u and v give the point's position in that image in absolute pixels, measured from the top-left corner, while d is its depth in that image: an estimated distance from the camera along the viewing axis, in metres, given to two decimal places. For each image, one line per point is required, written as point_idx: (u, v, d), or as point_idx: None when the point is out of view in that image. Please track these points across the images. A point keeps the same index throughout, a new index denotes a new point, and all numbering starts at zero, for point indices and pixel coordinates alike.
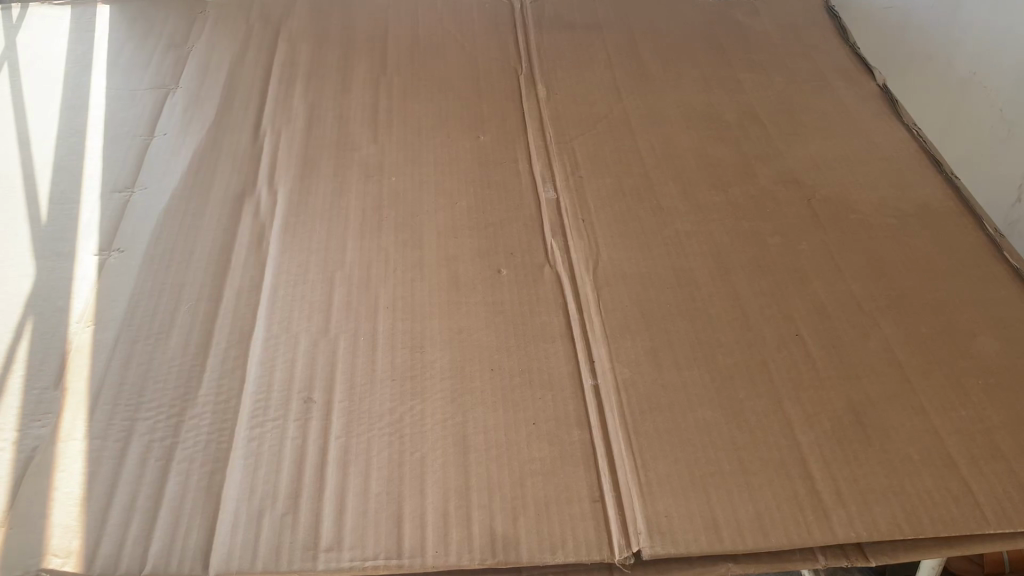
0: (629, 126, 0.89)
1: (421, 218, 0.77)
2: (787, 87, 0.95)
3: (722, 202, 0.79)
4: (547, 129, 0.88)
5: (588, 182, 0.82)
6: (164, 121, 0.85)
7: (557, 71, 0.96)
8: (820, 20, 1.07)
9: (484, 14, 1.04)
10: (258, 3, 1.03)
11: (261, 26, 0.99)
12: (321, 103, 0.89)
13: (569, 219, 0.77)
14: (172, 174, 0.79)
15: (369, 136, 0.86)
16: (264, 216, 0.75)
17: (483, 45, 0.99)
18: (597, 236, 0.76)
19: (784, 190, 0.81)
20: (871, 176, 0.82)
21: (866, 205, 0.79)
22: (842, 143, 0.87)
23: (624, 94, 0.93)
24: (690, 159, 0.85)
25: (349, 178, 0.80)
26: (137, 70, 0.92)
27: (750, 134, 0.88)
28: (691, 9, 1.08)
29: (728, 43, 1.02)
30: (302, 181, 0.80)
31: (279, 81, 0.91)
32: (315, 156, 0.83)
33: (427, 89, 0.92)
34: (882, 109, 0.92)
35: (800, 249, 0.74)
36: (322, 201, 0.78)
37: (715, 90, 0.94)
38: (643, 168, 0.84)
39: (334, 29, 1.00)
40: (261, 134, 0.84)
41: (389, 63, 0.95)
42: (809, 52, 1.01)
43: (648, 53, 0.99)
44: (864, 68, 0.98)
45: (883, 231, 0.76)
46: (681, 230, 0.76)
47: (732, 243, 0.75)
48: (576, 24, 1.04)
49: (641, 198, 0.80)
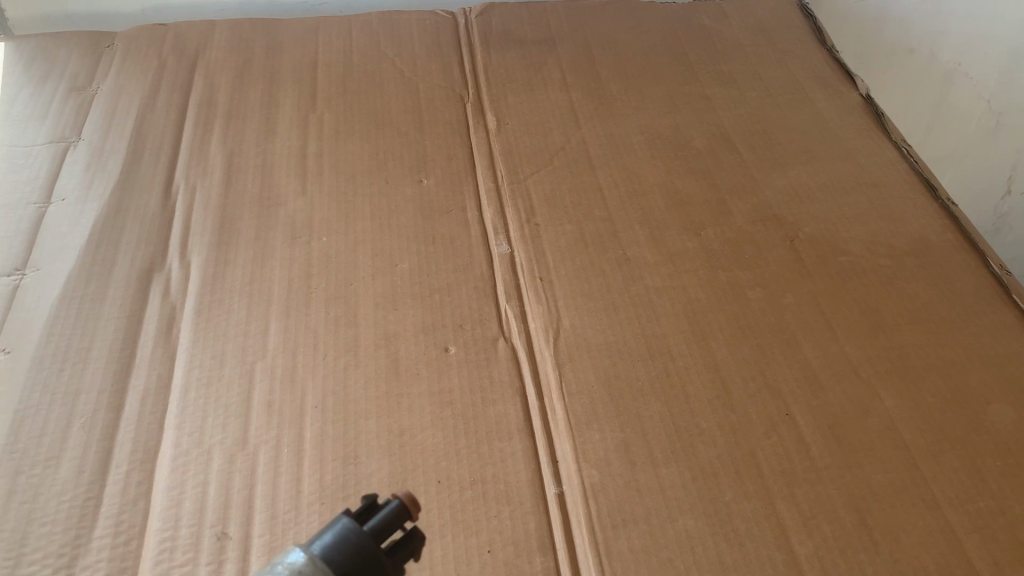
0: (589, 160, 0.80)
1: (355, 287, 0.67)
2: (761, 102, 0.86)
3: (696, 249, 0.70)
4: (498, 168, 0.79)
5: (545, 232, 0.73)
6: (63, 183, 0.75)
7: (508, 96, 0.86)
8: (793, 20, 0.97)
9: (424, 32, 0.94)
10: (172, 33, 0.92)
11: (175, 59, 0.89)
12: (242, 149, 0.79)
13: (526, 280, 0.68)
14: (70, 249, 0.69)
15: (296, 187, 0.76)
16: (175, 297, 0.66)
17: (424, 68, 0.89)
18: (557, 299, 0.67)
19: (764, 230, 0.72)
20: (861, 208, 0.74)
21: (856, 244, 0.70)
22: (826, 169, 0.78)
23: (582, 120, 0.84)
24: (659, 198, 0.76)
25: (273, 242, 0.71)
26: (33, 120, 0.81)
27: (724, 163, 0.79)
28: (652, 16, 0.98)
29: (695, 54, 0.92)
30: (219, 248, 0.70)
31: (194, 126, 0.81)
32: (235, 216, 0.73)
33: (362, 125, 0.83)
34: (866, 124, 0.83)
35: (786, 303, 0.66)
36: (242, 273, 0.68)
37: (682, 111, 0.85)
38: (606, 211, 0.75)
39: (257, 58, 0.90)
40: (172, 192, 0.75)
41: (319, 96, 0.85)
42: (784, 58, 0.92)
43: (607, 70, 0.90)
44: (844, 74, 0.90)
45: (876, 275, 0.68)
46: (651, 286, 0.67)
47: (710, 300, 0.66)
48: (526, 38, 0.94)
49: (605, 249, 0.71)
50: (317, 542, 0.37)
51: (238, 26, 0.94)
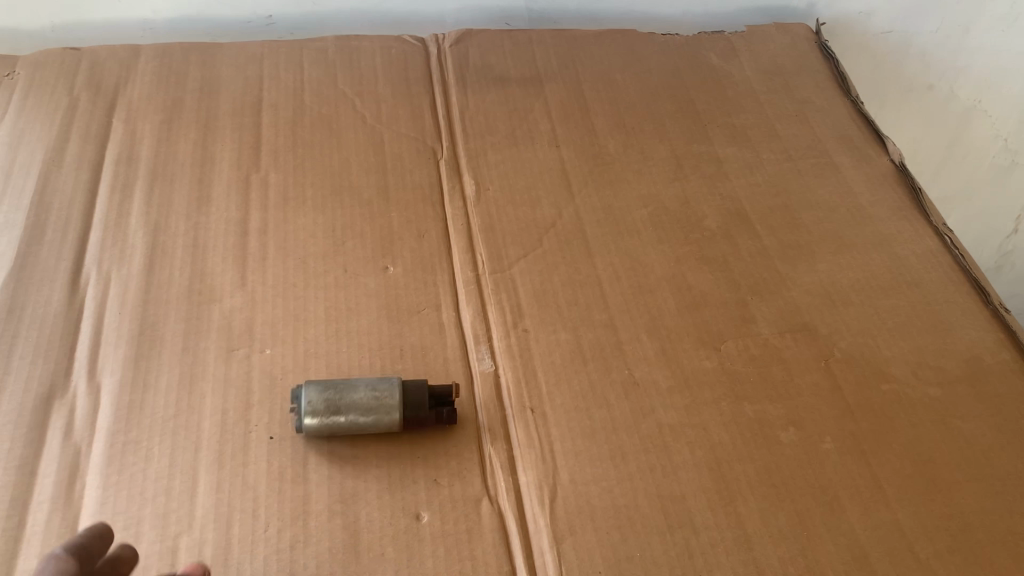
0: (584, 240, 0.67)
1: None
2: (781, 168, 0.75)
3: (715, 370, 0.59)
4: (479, 250, 0.66)
5: (535, 340, 0.61)
6: None
7: (488, 152, 0.74)
8: (811, 62, 0.86)
9: (389, 66, 0.80)
10: (87, 60, 0.78)
11: (89, 97, 0.74)
12: (170, 223, 0.66)
13: (514, 411, 0.57)
14: None
15: (234, 276, 0.63)
16: (80, 436, 0.53)
17: (389, 113, 0.76)
18: (552, 440, 0.55)
19: (793, 346, 0.61)
20: (902, 316, 0.63)
21: (900, 367, 0.60)
22: (859, 260, 0.67)
23: (575, 187, 0.72)
24: (669, 295, 0.64)
25: (205, 356, 0.58)
26: None
27: (743, 251, 0.68)
28: (653, 51, 0.85)
29: (703, 102, 0.80)
30: (137, 366, 0.57)
31: (111, 191, 0.67)
32: (157, 317, 0.60)
33: (315, 190, 0.69)
34: (901, 200, 0.73)
35: (825, 451, 0.55)
36: (164, 400, 0.55)
37: (690, 178, 0.73)
38: (607, 312, 0.63)
39: (189, 97, 0.75)
40: (81, 285, 0.61)
41: (264, 149, 0.72)
42: (803, 111, 0.80)
43: (603, 120, 0.78)
44: (872, 135, 0.79)
45: (927, 411, 0.57)
46: (665, 422, 0.56)
47: (736, 446, 0.55)
48: (509, 77, 0.81)
49: (608, 366, 0.59)
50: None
51: (167, 52, 0.79)
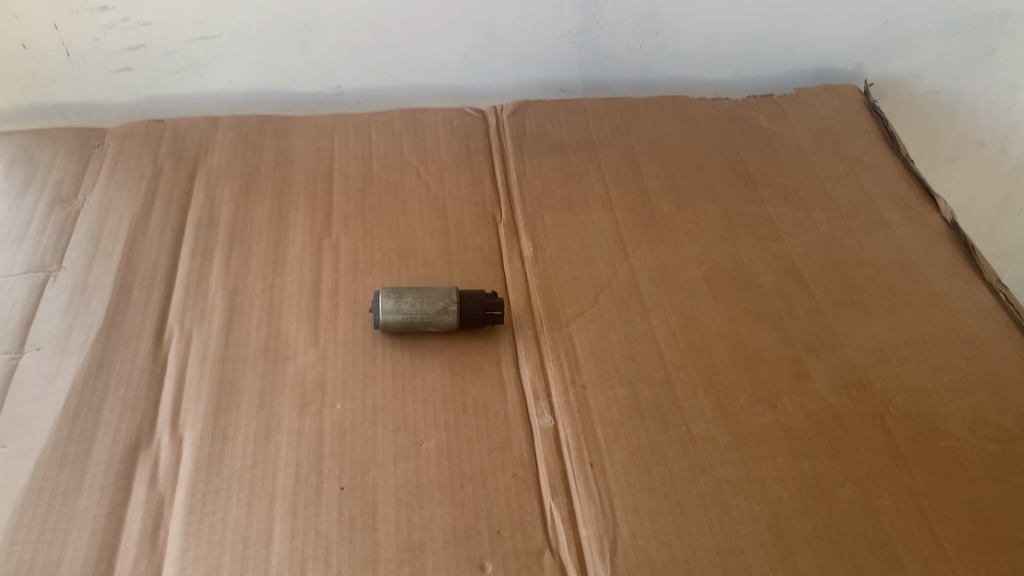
0: (639, 299, 0.70)
1: (375, 474, 0.57)
2: (833, 227, 0.76)
3: (772, 426, 0.60)
4: (538, 309, 0.69)
5: (593, 396, 0.62)
6: (41, 327, 0.65)
7: (545, 215, 0.77)
8: (861, 123, 0.88)
9: (451, 135, 0.85)
10: (170, 131, 0.83)
11: (172, 165, 0.80)
12: (248, 283, 0.70)
13: (574, 464, 0.58)
14: (43, 415, 0.60)
15: (307, 334, 0.66)
16: (164, 484, 0.57)
17: (451, 179, 0.80)
18: (611, 494, 0.56)
19: (849, 402, 0.62)
20: (957, 373, 0.64)
21: (957, 424, 0.60)
22: (912, 318, 0.68)
23: (630, 246, 0.74)
24: (724, 352, 0.66)
25: (280, 409, 0.61)
26: (9, 243, 0.72)
27: (797, 308, 0.69)
28: (703, 115, 0.88)
29: (754, 163, 0.83)
30: (217, 419, 0.60)
31: (193, 253, 0.72)
32: (235, 373, 0.63)
33: (383, 252, 0.73)
34: (955, 258, 0.74)
35: (882, 507, 0.56)
36: (242, 450, 0.59)
37: (742, 237, 0.75)
38: (662, 370, 0.64)
39: (265, 166, 0.80)
40: (165, 341, 0.65)
41: (335, 214, 0.76)
42: (853, 170, 0.82)
43: (656, 182, 0.80)
44: (923, 193, 0.80)
45: (987, 468, 0.58)
46: (722, 477, 0.57)
47: (793, 501, 0.56)
48: (564, 143, 0.84)
49: (665, 423, 0.61)
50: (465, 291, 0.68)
51: (244, 123, 0.85)
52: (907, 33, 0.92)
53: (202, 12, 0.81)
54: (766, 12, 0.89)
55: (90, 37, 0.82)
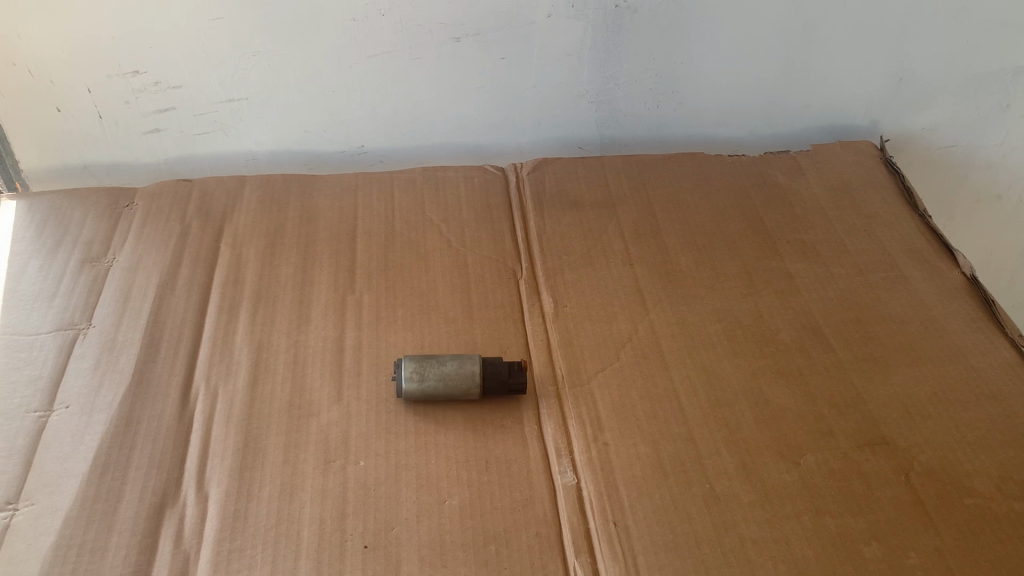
0: (660, 355, 0.70)
1: (399, 532, 0.58)
2: (852, 283, 0.77)
3: (796, 484, 0.60)
4: (559, 365, 0.69)
5: (616, 454, 0.63)
6: (69, 385, 0.67)
7: (565, 271, 0.78)
8: (877, 178, 0.89)
9: (472, 193, 0.86)
10: (198, 190, 0.85)
11: (200, 224, 0.81)
12: (273, 340, 0.71)
13: (598, 522, 0.58)
14: (71, 473, 0.60)
15: (331, 391, 0.67)
16: (189, 543, 0.57)
17: (473, 236, 0.81)
18: (635, 553, 0.56)
19: (873, 460, 0.62)
20: (982, 429, 0.64)
21: (983, 481, 0.60)
22: (934, 373, 0.68)
23: (650, 302, 0.75)
24: (746, 409, 0.66)
25: (304, 467, 0.62)
26: (40, 301, 0.73)
27: (817, 364, 0.69)
28: (721, 171, 0.90)
29: (772, 219, 0.84)
30: (242, 477, 0.61)
31: (219, 310, 0.73)
32: (260, 430, 0.64)
33: (405, 309, 0.74)
34: (975, 312, 0.74)
35: (909, 566, 0.55)
36: (266, 509, 0.59)
37: (762, 293, 0.76)
38: (684, 426, 0.64)
39: (290, 224, 0.82)
40: (191, 398, 0.66)
41: (358, 272, 0.77)
42: (871, 226, 0.83)
43: (675, 238, 0.81)
44: (942, 248, 0.81)
45: (1015, 526, 0.57)
46: (746, 536, 0.57)
47: (819, 560, 0.55)
48: (583, 199, 0.86)
49: (688, 480, 0.61)
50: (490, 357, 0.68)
51: (271, 183, 0.87)
52: (919, 89, 0.93)
53: (231, 77, 0.84)
54: (780, 70, 0.91)
55: (122, 100, 0.85)
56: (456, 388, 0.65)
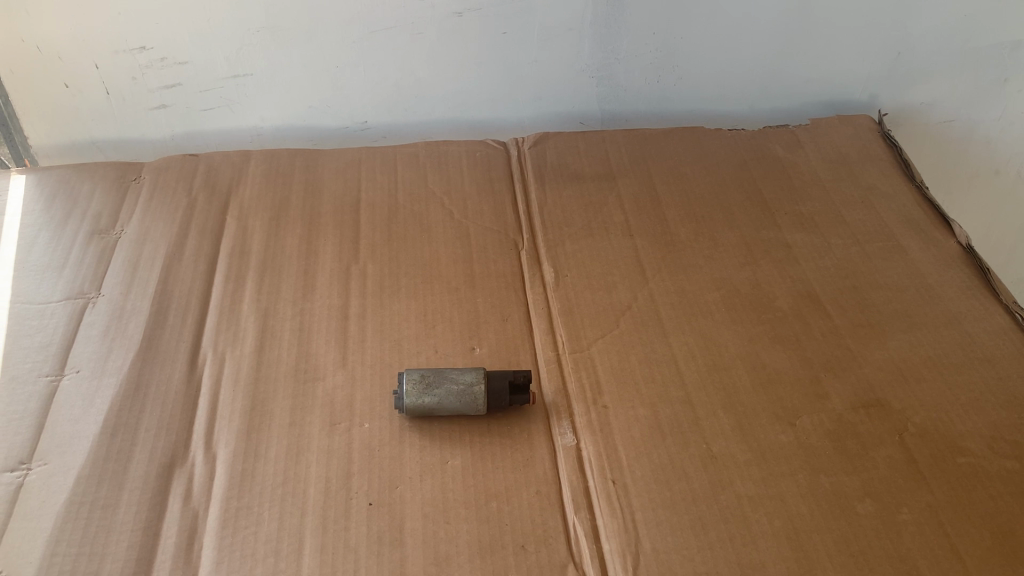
0: (659, 322, 0.71)
1: (402, 491, 0.59)
2: (849, 252, 0.78)
3: (791, 444, 0.61)
4: (559, 333, 0.71)
5: (615, 416, 0.64)
6: (79, 351, 0.68)
7: (565, 242, 0.79)
8: (876, 151, 0.90)
9: (474, 166, 0.87)
10: (204, 165, 0.86)
11: (206, 197, 0.83)
12: (279, 307, 0.72)
13: (596, 481, 0.59)
14: (82, 435, 0.62)
15: (336, 357, 0.68)
16: (198, 501, 0.58)
17: (475, 208, 0.82)
18: (633, 510, 0.57)
19: (867, 421, 0.63)
20: (975, 392, 0.65)
21: (975, 441, 0.61)
22: (929, 339, 0.69)
23: (649, 271, 0.76)
24: (744, 373, 0.67)
25: (310, 429, 0.63)
26: (51, 271, 0.75)
27: (814, 330, 0.70)
28: (720, 144, 0.91)
29: (770, 191, 0.85)
30: (249, 439, 0.62)
31: (226, 280, 0.74)
32: (267, 394, 0.65)
33: (408, 279, 0.75)
34: (971, 280, 0.75)
35: (902, 522, 0.56)
36: (273, 470, 0.60)
37: (761, 262, 0.77)
38: (683, 390, 0.66)
39: (295, 197, 0.83)
40: (199, 363, 0.68)
41: (362, 243, 0.78)
42: (869, 198, 0.84)
43: (674, 210, 0.82)
44: (939, 219, 0.81)
45: (1006, 484, 0.58)
46: (742, 494, 0.58)
47: (813, 516, 0.57)
48: (584, 172, 0.87)
49: (686, 441, 0.62)
50: (492, 400, 0.63)
51: (276, 157, 0.88)
52: (917, 64, 0.94)
53: (236, 52, 0.85)
54: (779, 45, 0.91)
55: (129, 76, 0.86)
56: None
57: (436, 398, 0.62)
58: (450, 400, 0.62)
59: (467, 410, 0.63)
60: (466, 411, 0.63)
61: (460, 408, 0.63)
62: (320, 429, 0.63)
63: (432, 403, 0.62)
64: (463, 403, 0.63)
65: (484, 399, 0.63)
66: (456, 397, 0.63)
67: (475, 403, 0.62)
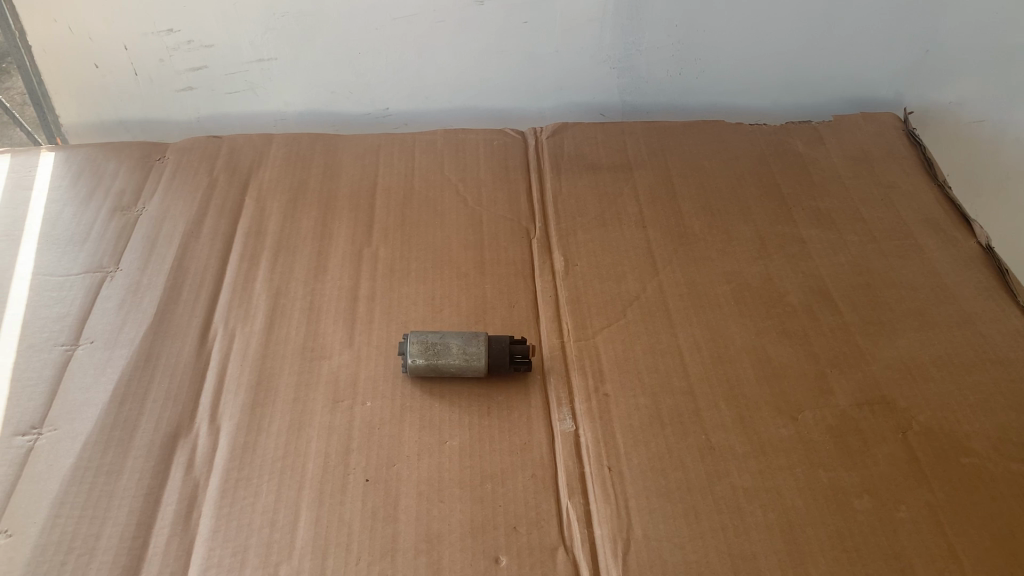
0: (666, 313, 0.71)
1: (399, 469, 0.59)
2: (864, 250, 0.77)
3: (791, 438, 0.61)
4: (566, 320, 0.71)
5: (615, 404, 0.64)
6: (95, 323, 0.70)
7: (577, 231, 0.79)
8: (899, 150, 0.88)
9: (491, 155, 0.88)
10: (226, 146, 0.88)
11: (226, 177, 0.84)
12: (290, 286, 0.73)
13: (592, 466, 0.60)
14: (92, 402, 0.63)
15: (343, 337, 0.69)
16: (200, 471, 0.59)
17: (490, 197, 0.83)
18: (628, 497, 0.57)
19: (870, 417, 0.62)
20: (985, 393, 0.64)
21: (981, 442, 0.60)
22: (940, 338, 0.68)
23: (660, 262, 0.76)
24: (749, 366, 0.66)
25: (313, 405, 0.64)
26: (73, 245, 0.76)
27: (824, 326, 0.70)
28: (740, 139, 0.90)
29: (788, 186, 0.84)
30: (253, 413, 0.63)
31: (241, 259, 0.76)
32: (273, 370, 0.66)
33: (419, 262, 0.76)
34: (989, 281, 0.73)
35: (899, 520, 0.55)
36: (274, 443, 0.61)
37: (774, 257, 0.76)
38: (685, 381, 0.65)
39: (313, 181, 0.84)
40: (210, 338, 0.69)
41: (376, 226, 0.79)
42: (889, 196, 0.83)
43: (689, 203, 0.82)
44: (959, 219, 0.80)
45: (1011, 486, 0.57)
46: (739, 485, 0.58)
47: (809, 510, 0.56)
48: (601, 163, 0.87)
49: (685, 431, 0.62)
50: (492, 339, 0.65)
51: (297, 141, 0.89)
52: (945, 62, 0.92)
53: (260, 37, 0.86)
54: (803, 40, 0.91)
55: (156, 58, 0.88)
56: (463, 377, 0.65)
57: (441, 334, 0.66)
58: (454, 337, 0.65)
59: (468, 349, 0.64)
60: (467, 348, 0.64)
61: (461, 346, 0.65)
62: (323, 406, 0.64)
63: (435, 335, 0.65)
64: (465, 338, 0.65)
65: (486, 335, 0.65)
66: (460, 338, 0.65)
67: (477, 336, 0.65)
